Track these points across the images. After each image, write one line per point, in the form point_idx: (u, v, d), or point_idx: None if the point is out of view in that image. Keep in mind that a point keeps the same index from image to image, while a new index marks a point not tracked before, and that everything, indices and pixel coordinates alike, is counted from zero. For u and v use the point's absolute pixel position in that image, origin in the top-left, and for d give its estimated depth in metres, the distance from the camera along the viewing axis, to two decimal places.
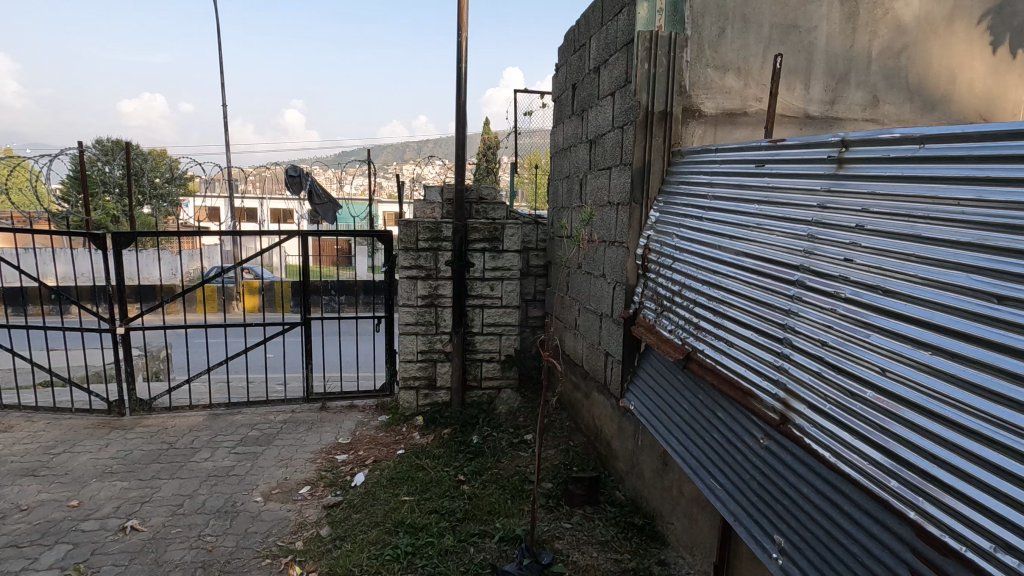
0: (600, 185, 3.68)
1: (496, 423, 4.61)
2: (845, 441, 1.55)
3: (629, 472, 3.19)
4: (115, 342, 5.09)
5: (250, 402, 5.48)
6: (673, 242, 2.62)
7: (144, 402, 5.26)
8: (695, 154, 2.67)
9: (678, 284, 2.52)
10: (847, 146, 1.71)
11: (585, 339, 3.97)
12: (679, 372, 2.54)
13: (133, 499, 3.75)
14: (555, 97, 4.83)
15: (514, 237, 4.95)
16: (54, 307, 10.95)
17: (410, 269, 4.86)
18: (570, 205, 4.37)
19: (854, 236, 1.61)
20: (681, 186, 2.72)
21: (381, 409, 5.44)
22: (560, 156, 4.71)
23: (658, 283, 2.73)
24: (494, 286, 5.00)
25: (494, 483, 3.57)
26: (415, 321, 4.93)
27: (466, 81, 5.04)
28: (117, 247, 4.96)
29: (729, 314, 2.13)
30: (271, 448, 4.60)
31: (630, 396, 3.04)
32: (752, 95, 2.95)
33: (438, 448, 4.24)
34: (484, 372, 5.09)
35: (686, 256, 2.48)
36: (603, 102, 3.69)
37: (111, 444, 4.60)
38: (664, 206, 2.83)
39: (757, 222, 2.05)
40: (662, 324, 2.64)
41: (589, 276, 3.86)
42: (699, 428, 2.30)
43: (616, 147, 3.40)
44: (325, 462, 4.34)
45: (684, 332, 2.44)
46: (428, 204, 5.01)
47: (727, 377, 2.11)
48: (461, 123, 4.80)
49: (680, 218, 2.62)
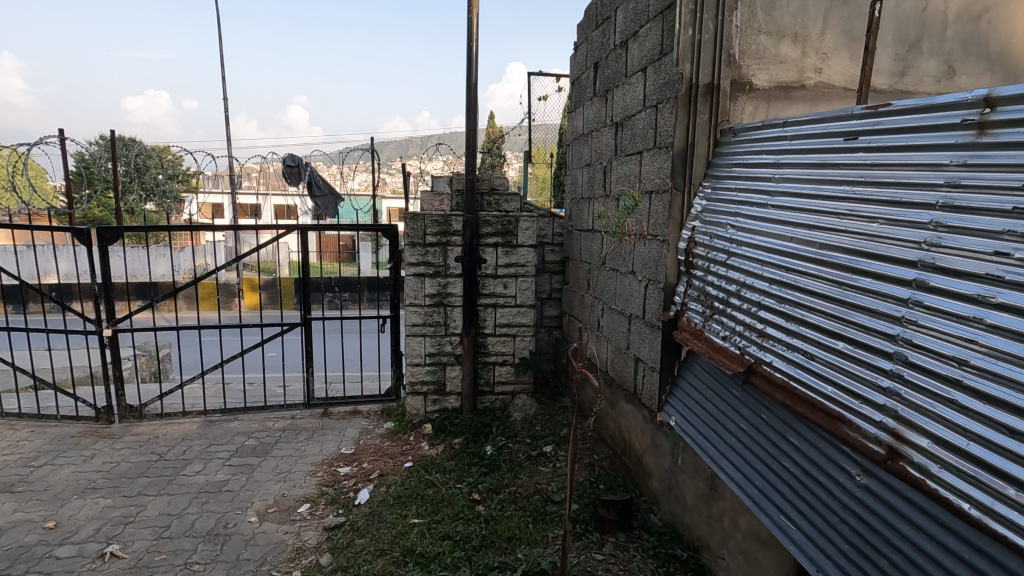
0: (630, 172, 3.31)
1: (511, 431, 4.26)
2: (1000, 492, 1.17)
3: (666, 494, 2.84)
4: (101, 344, 4.74)
5: (247, 408, 5.15)
6: (726, 234, 2.25)
7: (134, 409, 4.92)
8: (756, 131, 2.30)
9: (733, 282, 2.15)
10: (993, 106, 1.33)
11: (610, 342, 3.62)
12: (736, 387, 2.17)
13: (116, 520, 3.42)
14: (574, 79, 4.46)
15: (529, 230, 4.60)
16: (54, 304, 10.70)
17: (417, 266, 4.52)
18: (592, 195, 4.00)
19: (1008, 222, 1.23)
20: (735, 169, 2.35)
21: (387, 415, 5.10)
22: (580, 143, 4.33)
23: (706, 282, 2.36)
24: (508, 284, 4.64)
25: (512, 504, 3.22)
26: (423, 321, 4.57)
27: (477, 64, 4.68)
28: (102, 243, 4.60)
29: (809, 320, 1.77)
30: (269, 459, 4.27)
31: (668, 412, 2.68)
32: (810, 65, 2.57)
33: (449, 461, 3.90)
34: (497, 377, 4.74)
35: (745, 250, 2.11)
36: (633, 80, 3.31)
37: (97, 456, 4.27)
38: (713, 192, 2.45)
39: (850, 209, 1.68)
40: (714, 328, 2.27)
41: (615, 273, 3.51)
42: (763, 454, 1.95)
43: (651, 128, 3.03)
44: (327, 476, 4.00)
45: (744, 339, 2.07)
46: (435, 195, 4.64)
47: (806, 396, 1.75)
48: (472, 109, 4.43)
49: (736, 205, 2.25)
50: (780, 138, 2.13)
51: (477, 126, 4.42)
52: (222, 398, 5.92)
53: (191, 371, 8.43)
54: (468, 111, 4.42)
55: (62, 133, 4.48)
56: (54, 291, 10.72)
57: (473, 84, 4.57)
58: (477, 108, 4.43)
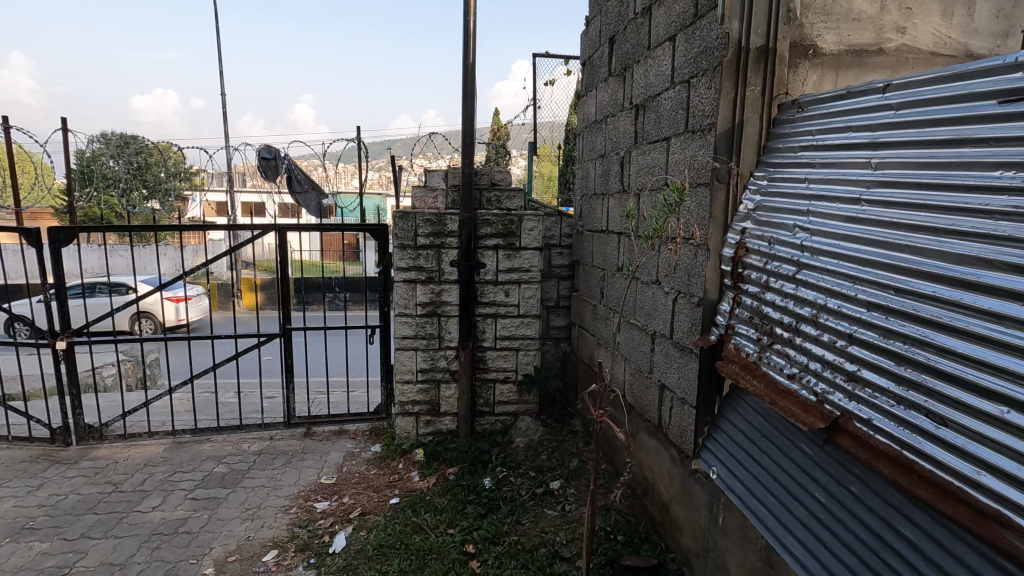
0: (655, 163, 2.79)
1: (512, 461, 3.72)
2: None
3: (700, 558, 2.31)
4: (55, 357, 4.24)
5: (221, 428, 4.63)
6: (791, 240, 1.72)
7: (94, 429, 4.42)
8: (835, 102, 1.75)
9: (804, 304, 1.63)
10: None
11: (629, 363, 3.11)
12: (812, 444, 1.64)
13: (47, 572, 2.92)
14: (585, 59, 3.92)
15: (533, 231, 4.06)
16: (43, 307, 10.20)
17: (407, 271, 3.98)
18: (607, 190, 3.47)
19: None
20: (805, 154, 1.81)
21: (377, 436, 4.59)
22: (592, 131, 3.79)
23: (762, 301, 1.82)
24: (510, 291, 4.11)
25: (512, 560, 2.69)
26: (414, 334, 4.05)
27: (476, 44, 4.15)
28: (54, 243, 4.08)
29: (937, 367, 1.23)
30: (238, 491, 3.76)
31: (708, 460, 2.16)
32: (891, 23, 2.02)
33: (441, 498, 3.37)
34: (498, 396, 4.21)
35: (827, 261, 1.57)
36: (657, 52, 2.78)
37: (44, 486, 3.78)
38: (774, 181, 1.90)
39: (1013, 207, 1.13)
40: (776, 363, 1.73)
41: (637, 282, 2.98)
42: (854, 544, 1.42)
43: (681, 108, 2.53)
44: (301, 513, 3.47)
45: (824, 383, 1.54)
46: (428, 191, 4.09)
47: (934, 477, 1.21)
48: (470, 93, 3.89)
49: (810, 200, 1.71)
50: (881, 110, 1.57)
51: (474, 113, 3.89)
52: (199, 412, 5.42)
53: (196, 367, 7.64)
54: (465, 96, 3.89)
55: (65, 120, 4.05)
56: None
57: (470, 66, 4.04)
58: (475, 92, 3.89)
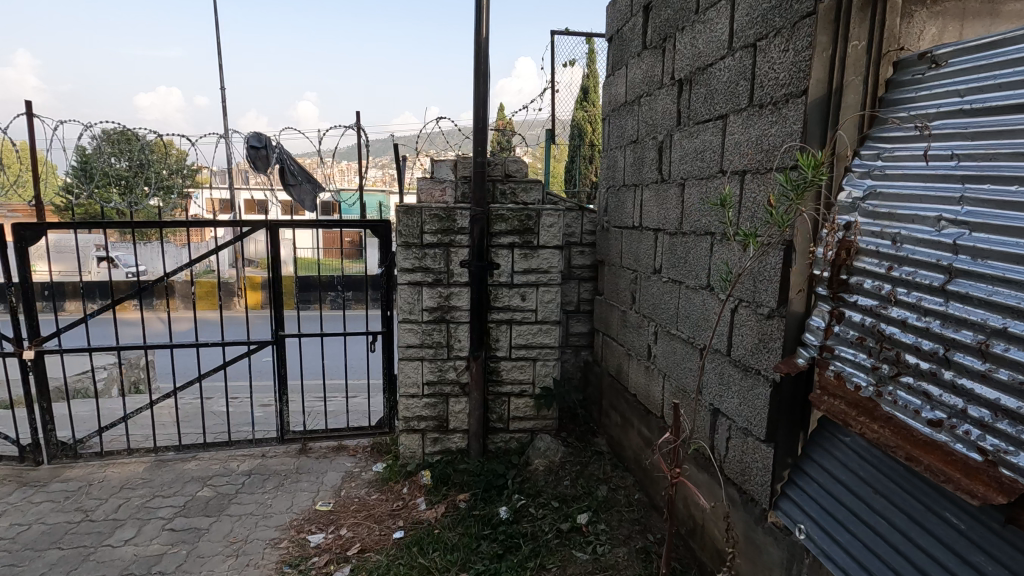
0: (706, 146, 2.36)
1: (531, 487, 3.28)
2: None
3: None
4: (23, 367, 3.81)
5: (208, 444, 4.22)
6: (933, 237, 1.27)
7: (68, 447, 4.01)
8: (1001, 41, 1.26)
9: (960, 325, 1.19)
10: None
11: (671, 379, 2.68)
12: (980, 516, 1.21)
13: None
14: (611, 36, 3.49)
15: (553, 227, 3.62)
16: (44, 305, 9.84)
17: (412, 273, 3.55)
18: (640, 180, 3.05)
19: None
20: (947, 123, 1.34)
21: (379, 454, 4.17)
22: (620, 115, 3.36)
23: (882, 318, 1.38)
24: (527, 295, 3.68)
25: None
26: (420, 342, 3.63)
27: (490, 21, 3.72)
28: (19, 242, 3.65)
29: None
30: (223, 520, 3.35)
31: (789, 513, 1.72)
32: None
33: (451, 533, 2.95)
34: (513, 411, 3.79)
35: (1001, 267, 1.12)
36: (709, 15, 2.34)
37: (7, 514, 3.37)
38: (897, 159, 1.44)
39: None
40: (912, 401, 1.29)
41: (684, 287, 2.54)
42: None
43: (743, 78, 2.10)
44: (292, 548, 3.05)
45: (997, 438, 1.10)
46: (436, 183, 3.65)
47: None
48: (483, 71, 3.46)
49: (966, 183, 1.25)
50: None
51: (487, 95, 3.46)
52: (187, 423, 5.00)
53: (193, 370, 7.10)
54: (476, 75, 3.46)
55: (30, 101, 3.58)
56: (43, 290, 9.83)
57: (481, 42, 3.62)
58: (487, 71, 3.46)
